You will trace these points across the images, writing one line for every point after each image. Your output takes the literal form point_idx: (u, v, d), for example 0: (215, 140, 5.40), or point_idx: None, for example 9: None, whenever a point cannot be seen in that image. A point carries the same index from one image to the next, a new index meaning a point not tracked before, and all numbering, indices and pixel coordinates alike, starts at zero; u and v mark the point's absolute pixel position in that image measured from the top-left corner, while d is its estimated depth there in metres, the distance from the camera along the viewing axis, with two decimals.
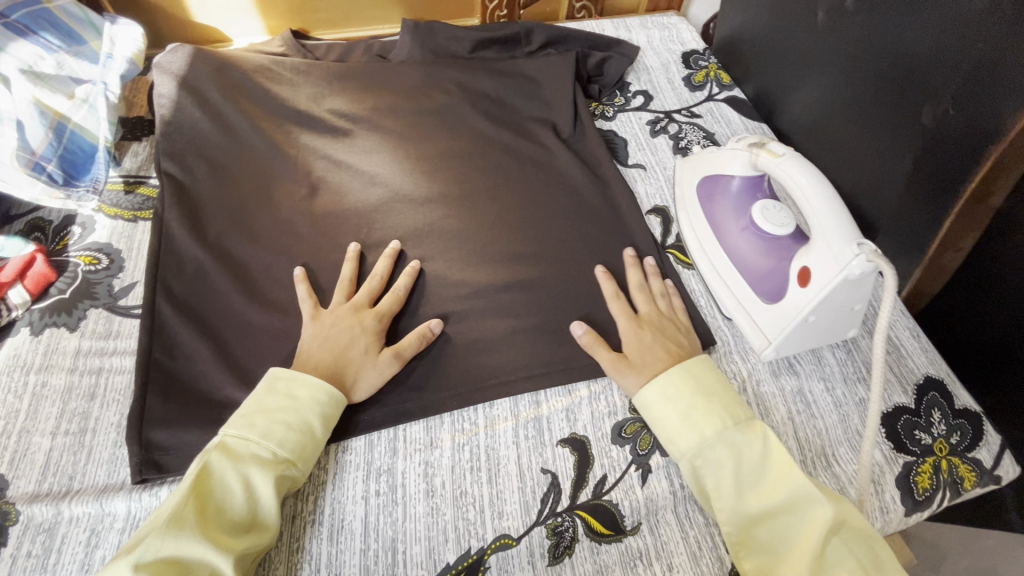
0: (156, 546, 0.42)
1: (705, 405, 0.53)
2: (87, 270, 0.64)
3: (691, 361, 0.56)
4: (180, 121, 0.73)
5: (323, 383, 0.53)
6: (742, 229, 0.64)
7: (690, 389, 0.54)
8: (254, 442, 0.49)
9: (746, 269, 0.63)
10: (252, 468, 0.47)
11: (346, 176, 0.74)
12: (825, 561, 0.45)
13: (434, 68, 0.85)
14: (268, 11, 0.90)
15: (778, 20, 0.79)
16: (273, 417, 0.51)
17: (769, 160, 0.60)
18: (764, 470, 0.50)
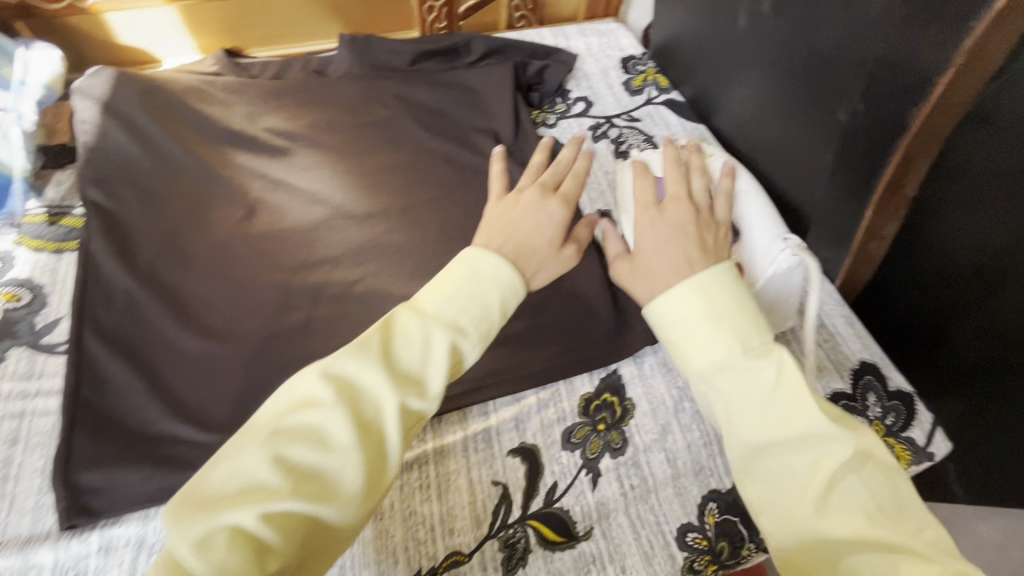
0: (246, 468, 0.38)
1: (714, 327, 0.46)
2: (7, 308, 0.61)
3: (704, 277, 0.48)
4: (105, 146, 0.71)
5: (504, 263, 0.50)
6: None
7: (702, 306, 0.47)
8: (393, 356, 0.44)
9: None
10: (381, 388, 0.42)
11: (284, 195, 0.73)
12: (834, 502, 0.39)
13: (373, 82, 0.84)
14: (198, 29, 0.88)
15: (706, 25, 0.82)
16: (418, 330, 0.45)
17: (705, 162, 0.64)
18: (780, 400, 0.42)
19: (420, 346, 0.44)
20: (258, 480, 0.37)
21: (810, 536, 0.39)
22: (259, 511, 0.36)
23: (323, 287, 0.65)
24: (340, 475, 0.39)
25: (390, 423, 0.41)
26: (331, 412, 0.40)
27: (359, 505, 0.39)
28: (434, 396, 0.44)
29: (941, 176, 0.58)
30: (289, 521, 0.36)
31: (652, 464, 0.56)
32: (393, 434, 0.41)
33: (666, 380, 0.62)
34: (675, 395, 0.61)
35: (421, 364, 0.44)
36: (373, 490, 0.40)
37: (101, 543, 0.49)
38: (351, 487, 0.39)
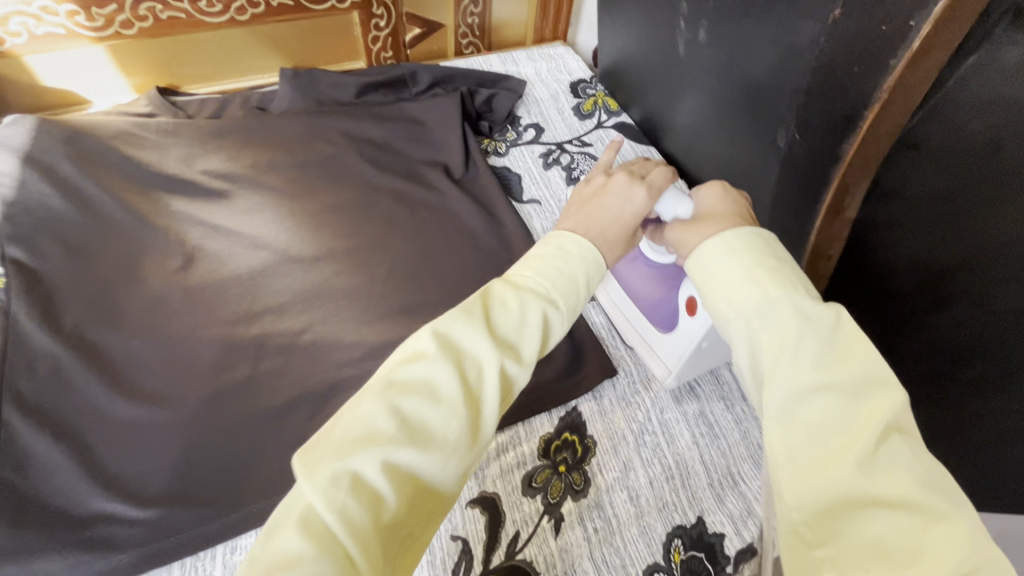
0: (364, 416, 0.33)
1: (766, 272, 0.37)
2: None
3: (754, 232, 0.40)
4: (25, 200, 0.67)
5: (593, 246, 0.44)
6: (630, 258, 0.62)
7: (744, 250, 0.39)
8: (493, 319, 0.38)
9: (639, 298, 0.64)
10: (484, 349, 0.36)
11: (225, 241, 0.70)
12: (879, 463, 0.31)
13: (316, 119, 0.82)
14: (130, 68, 0.84)
15: (645, 51, 0.83)
16: (515, 298, 0.40)
17: None
18: (838, 347, 0.34)
19: (518, 315, 0.39)
20: (374, 428, 0.32)
21: (842, 494, 0.30)
22: (355, 463, 0.30)
23: (268, 338, 0.63)
24: (446, 435, 0.33)
25: (495, 389, 0.36)
26: (438, 364, 0.35)
27: (454, 470, 0.33)
28: (529, 366, 0.39)
29: (875, 202, 0.55)
30: (392, 472, 0.31)
31: (615, 503, 0.55)
32: (490, 399, 0.36)
33: (624, 414, 0.61)
34: (635, 429, 0.60)
35: (520, 331, 0.39)
36: (465, 462, 0.34)
37: None
38: (433, 453, 0.32)
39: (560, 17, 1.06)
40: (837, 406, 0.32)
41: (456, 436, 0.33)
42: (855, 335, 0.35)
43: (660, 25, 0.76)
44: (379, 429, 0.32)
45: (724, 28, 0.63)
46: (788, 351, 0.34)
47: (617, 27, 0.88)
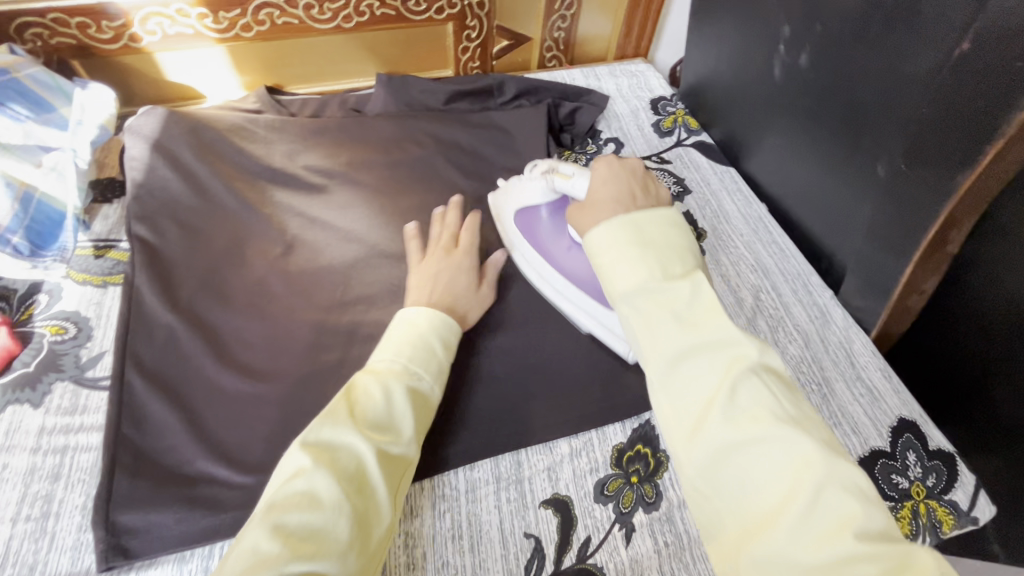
0: (251, 544, 0.39)
1: (642, 252, 0.45)
2: (53, 340, 0.62)
3: (639, 214, 0.48)
4: (152, 183, 0.73)
5: (428, 310, 0.58)
6: (569, 248, 0.69)
7: (628, 237, 0.46)
8: (360, 411, 0.48)
9: (583, 284, 0.67)
10: (356, 440, 0.46)
11: (321, 233, 0.74)
12: (741, 409, 0.38)
13: (408, 121, 0.86)
14: (243, 67, 0.91)
15: (736, 73, 0.83)
16: (377, 386, 0.50)
17: (564, 182, 0.65)
18: (705, 324, 0.41)
19: (381, 398, 0.50)
20: (260, 552, 0.39)
21: (717, 447, 0.37)
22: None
23: (358, 327, 0.66)
24: (332, 528, 0.41)
25: (373, 466, 0.46)
26: (313, 469, 0.43)
27: (353, 551, 0.42)
28: (403, 432, 0.50)
29: (980, 240, 0.58)
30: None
31: (687, 520, 0.55)
32: (374, 472, 0.46)
33: None
34: None
35: (388, 412, 0.50)
36: (364, 538, 0.43)
37: None
38: (327, 545, 0.41)
39: (645, 32, 1.08)
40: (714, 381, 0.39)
41: (344, 521, 0.42)
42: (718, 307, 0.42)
43: (755, 48, 0.77)
44: (265, 550, 0.39)
45: (829, 53, 0.64)
46: (663, 327, 0.41)
47: (706, 48, 0.89)
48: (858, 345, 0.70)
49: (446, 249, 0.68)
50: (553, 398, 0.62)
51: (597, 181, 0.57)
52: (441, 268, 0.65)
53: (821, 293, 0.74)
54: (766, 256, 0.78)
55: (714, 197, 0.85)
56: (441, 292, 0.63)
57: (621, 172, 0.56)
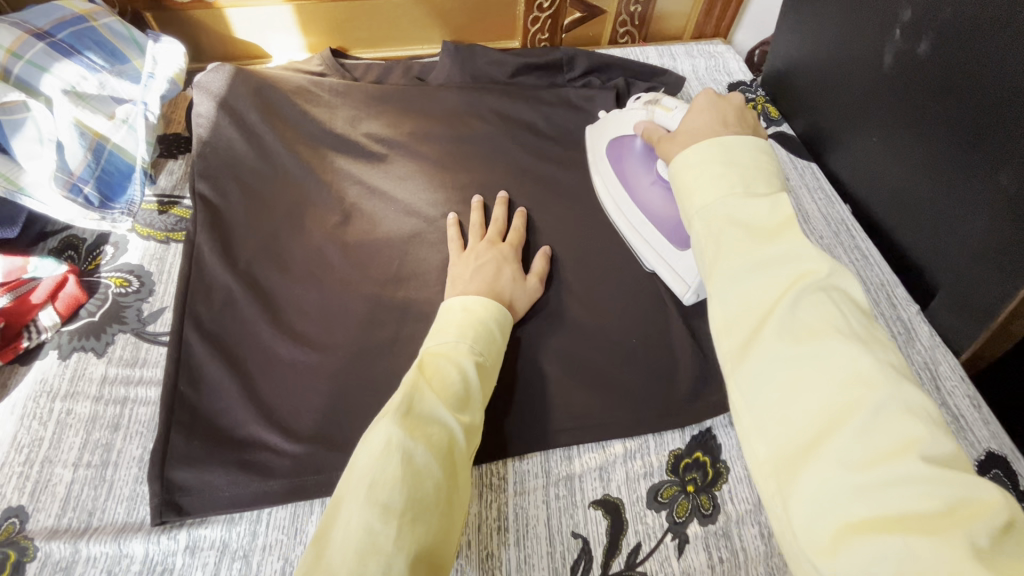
0: (360, 524, 0.37)
1: (724, 170, 0.43)
2: (117, 292, 0.63)
3: (731, 139, 0.45)
4: (217, 142, 0.73)
5: (487, 298, 0.57)
6: (652, 182, 0.67)
7: (712, 148, 0.44)
8: (441, 388, 0.47)
9: (659, 219, 0.66)
10: (446, 417, 0.45)
11: (380, 203, 0.73)
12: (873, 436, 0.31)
13: (474, 94, 0.83)
14: (308, 28, 0.89)
15: (833, 59, 0.76)
16: (451, 364, 0.49)
17: (665, 114, 0.65)
18: (739, 155, 0.44)
19: (459, 377, 0.48)
20: (374, 533, 0.37)
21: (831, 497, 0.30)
22: (381, 568, 0.36)
23: (410, 304, 0.65)
24: (432, 504, 0.40)
25: (461, 442, 0.45)
26: (412, 446, 0.41)
27: (446, 529, 0.41)
28: (476, 410, 0.49)
29: None
30: (411, 563, 0.37)
31: (745, 538, 0.52)
32: (461, 448, 0.45)
33: None
34: None
35: (465, 389, 0.48)
36: (455, 514, 0.43)
37: (187, 542, 0.50)
38: (431, 521, 0.40)
39: (726, 14, 1.02)
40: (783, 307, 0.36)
41: (441, 499, 0.41)
42: (768, 185, 0.42)
43: (863, 32, 0.70)
44: (379, 532, 0.37)
45: (956, 45, 0.58)
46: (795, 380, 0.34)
47: (799, 28, 0.82)
48: (944, 367, 0.64)
49: (493, 242, 0.66)
50: (609, 393, 0.59)
51: (690, 112, 0.54)
52: (487, 259, 0.63)
53: (906, 307, 0.68)
54: (847, 263, 0.72)
55: (792, 194, 0.79)
56: (496, 280, 0.60)
57: (715, 104, 0.52)
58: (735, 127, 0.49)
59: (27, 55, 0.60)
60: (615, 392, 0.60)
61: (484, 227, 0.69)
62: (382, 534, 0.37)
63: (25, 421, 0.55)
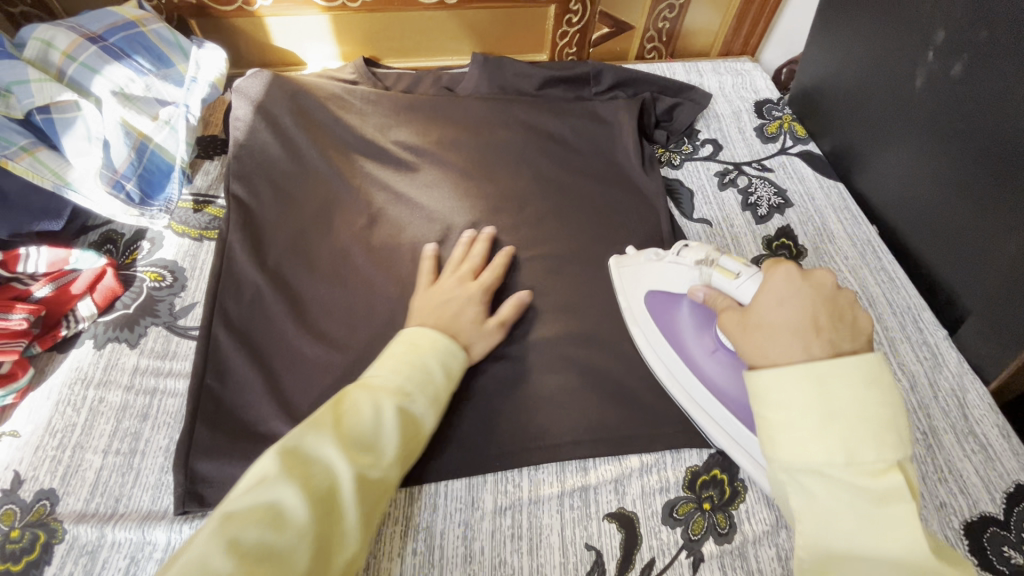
0: (198, 556, 0.37)
1: (823, 425, 0.39)
2: (152, 286, 0.65)
3: (828, 368, 0.41)
4: (252, 145, 0.75)
5: (443, 338, 0.54)
6: (710, 351, 0.57)
7: (806, 382, 0.41)
8: (345, 428, 0.46)
9: (724, 395, 0.56)
10: (338, 457, 0.44)
11: (406, 209, 0.74)
12: None
13: (502, 105, 0.84)
14: (343, 37, 0.91)
15: (863, 79, 0.76)
16: (368, 402, 0.48)
17: (725, 280, 0.53)
18: (843, 403, 0.40)
19: (370, 416, 0.47)
20: (210, 565, 0.37)
21: None
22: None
23: None
24: (286, 550, 0.39)
25: (347, 488, 0.44)
26: (278, 486, 0.41)
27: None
28: (390, 459, 0.47)
29: None
30: None
31: (761, 559, 0.51)
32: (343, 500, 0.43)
33: None
34: None
35: (376, 428, 0.47)
36: (324, 561, 0.41)
37: None
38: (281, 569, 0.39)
39: (755, 30, 1.03)
40: (839, 471, 0.38)
41: (305, 545, 0.40)
42: (862, 380, 0.40)
43: (896, 52, 0.70)
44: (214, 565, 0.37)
45: (993, 65, 0.57)
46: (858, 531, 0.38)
47: (830, 48, 0.81)
48: (972, 395, 0.62)
49: (464, 277, 0.63)
50: (626, 406, 0.59)
51: (770, 295, 0.47)
52: (453, 295, 0.60)
53: (933, 331, 0.67)
54: (873, 285, 0.71)
55: (818, 214, 0.79)
56: (455, 319, 0.58)
57: (805, 290, 0.46)
58: (829, 337, 0.43)
59: (81, 57, 0.63)
60: (633, 405, 0.59)
61: (462, 262, 0.66)
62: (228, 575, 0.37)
63: (60, 406, 0.57)
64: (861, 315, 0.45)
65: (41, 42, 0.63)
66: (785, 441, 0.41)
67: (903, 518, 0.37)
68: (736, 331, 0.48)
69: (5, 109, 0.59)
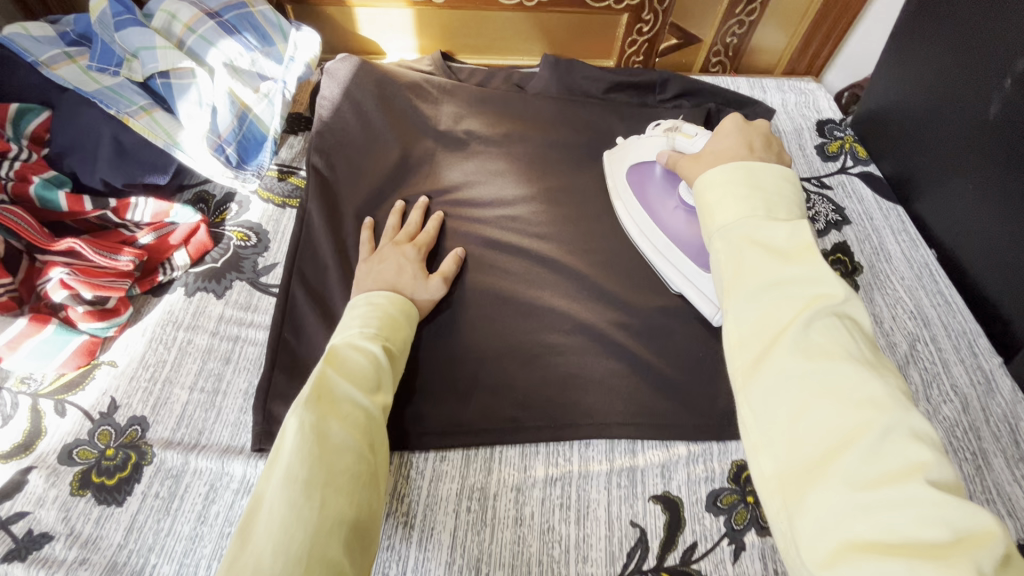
0: (282, 505, 0.38)
1: (748, 192, 0.52)
2: (238, 244, 0.70)
3: (757, 165, 0.54)
4: (334, 123, 0.80)
5: (387, 291, 0.58)
6: (675, 207, 0.70)
7: (737, 171, 0.53)
8: (354, 374, 0.48)
9: (683, 241, 0.68)
10: (357, 396, 0.47)
11: (471, 194, 0.77)
12: (882, 451, 0.36)
13: (570, 104, 0.87)
14: (423, 31, 0.96)
15: (933, 104, 0.77)
16: (357, 351, 0.50)
17: (686, 141, 0.69)
18: (764, 180, 0.52)
19: (366, 359, 0.50)
20: (298, 509, 0.38)
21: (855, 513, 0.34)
22: (308, 538, 0.37)
23: (493, 288, 0.68)
24: (353, 477, 0.42)
25: (377, 419, 0.47)
26: (326, 426, 0.43)
27: (374, 500, 0.43)
28: (390, 390, 0.51)
29: None
30: (333, 530, 0.38)
31: None
32: (379, 428, 0.47)
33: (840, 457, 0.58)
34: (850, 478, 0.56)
35: (376, 370, 0.50)
36: (379, 484, 0.44)
37: None
38: (356, 493, 0.41)
39: (822, 52, 1.04)
40: (793, 278, 0.44)
41: (367, 472, 0.43)
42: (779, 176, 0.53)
43: (973, 80, 0.70)
44: (303, 505, 0.38)
45: None
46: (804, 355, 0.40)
47: (899, 71, 0.82)
48: None
49: (397, 243, 0.66)
50: (677, 398, 0.61)
51: (716, 137, 0.62)
52: (388, 258, 0.64)
53: (988, 358, 0.67)
54: (928, 306, 0.72)
55: (875, 233, 0.79)
56: (397, 278, 0.62)
57: (737, 130, 0.61)
58: (760, 155, 0.57)
59: (200, 30, 0.69)
60: (683, 397, 0.61)
61: (395, 229, 0.70)
62: (303, 508, 0.38)
63: (153, 343, 0.62)
64: (785, 154, 0.60)
65: (168, 14, 0.69)
66: (762, 386, 0.41)
67: (899, 426, 0.36)
68: (690, 165, 0.62)
69: (129, 72, 0.66)
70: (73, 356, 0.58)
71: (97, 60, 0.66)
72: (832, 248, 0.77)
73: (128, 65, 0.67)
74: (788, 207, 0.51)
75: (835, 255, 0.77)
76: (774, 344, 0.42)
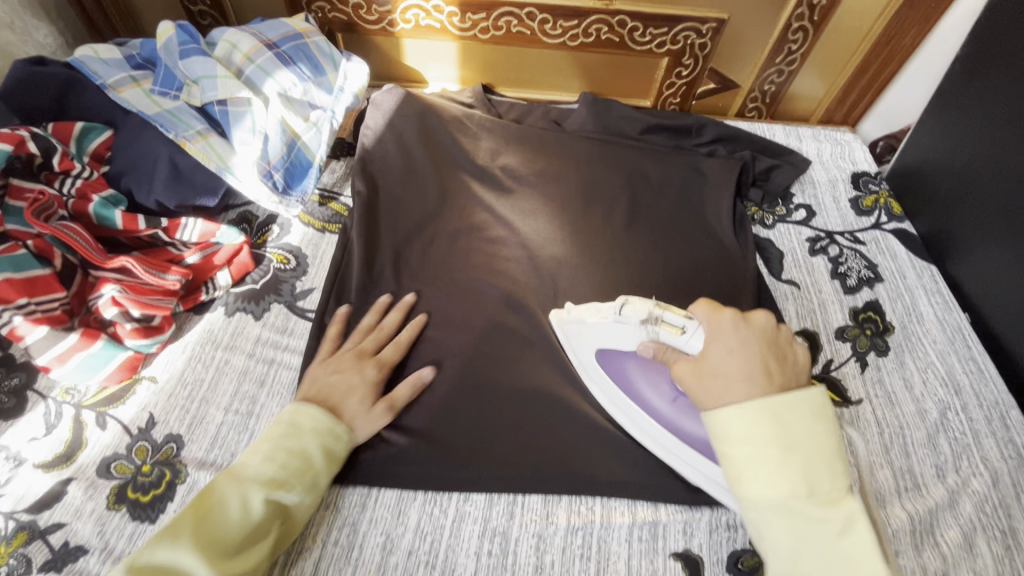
0: None
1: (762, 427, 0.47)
2: (278, 267, 0.72)
3: (777, 400, 0.48)
4: (376, 153, 0.82)
5: (323, 415, 0.54)
6: (667, 397, 0.59)
7: (757, 409, 0.48)
8: (205, 529, 0.47)
9: (692, 439, 0.58)
10: (182, 555, 0.45)
11: (505, 231, 0.78)
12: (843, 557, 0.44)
13: (606, 145, 0.88)
14: (465, 63, 0.98)
15: (975, 168, 0.76)
16: (234, 496, 0.49)
17: (672, 335, 0.56)
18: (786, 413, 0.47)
19: (238, 508, 0.48)
20: None
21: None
22: None
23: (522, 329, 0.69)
24: None
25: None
26: None
27: None
28: (265, 550, 0.48)
29: None
30: None
31: None
32: None
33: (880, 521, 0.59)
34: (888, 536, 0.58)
35: (240, 519, 0.48)
36: None
37: None
38: None
39: (860, 103, 1.04)
40: (796, 497, 0.45)
41: None
42: (804, 410, 0.48)
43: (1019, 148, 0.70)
44: None
45: None
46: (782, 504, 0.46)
47: (943, 130, 0.82)
48: None
49: (360, 355, 0.62)
50: None
51: (717, 343, 0.52)
52: (342, 373, 0.59)
53: (1020, 431, 0.67)
54: (960, 372, 0.71)
55: (908, 292, 0.79)
56: (341, 399, 0.57)
57: (747, 339, 0.52)
58: (780, 382, 0.50)
59: (258, 60, 0.72)
60: None
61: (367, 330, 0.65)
62: None
63: (192, 361, 0.64)
64: (796, 352, 0.53)
65: (230, 43, 0.72)
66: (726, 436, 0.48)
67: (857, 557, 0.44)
68: (689, 378, 0.52)
69: (188, 97, 0.69)
70: (117, 370, 0.60)
71: (159, 84, 0.69)
72: (863, 305, 0.77)
73: (188, 90, 0.70)
74: (805, 437, 0.47)
75: (866, 313, 0.76)
76: (785, 519, 0.46)
